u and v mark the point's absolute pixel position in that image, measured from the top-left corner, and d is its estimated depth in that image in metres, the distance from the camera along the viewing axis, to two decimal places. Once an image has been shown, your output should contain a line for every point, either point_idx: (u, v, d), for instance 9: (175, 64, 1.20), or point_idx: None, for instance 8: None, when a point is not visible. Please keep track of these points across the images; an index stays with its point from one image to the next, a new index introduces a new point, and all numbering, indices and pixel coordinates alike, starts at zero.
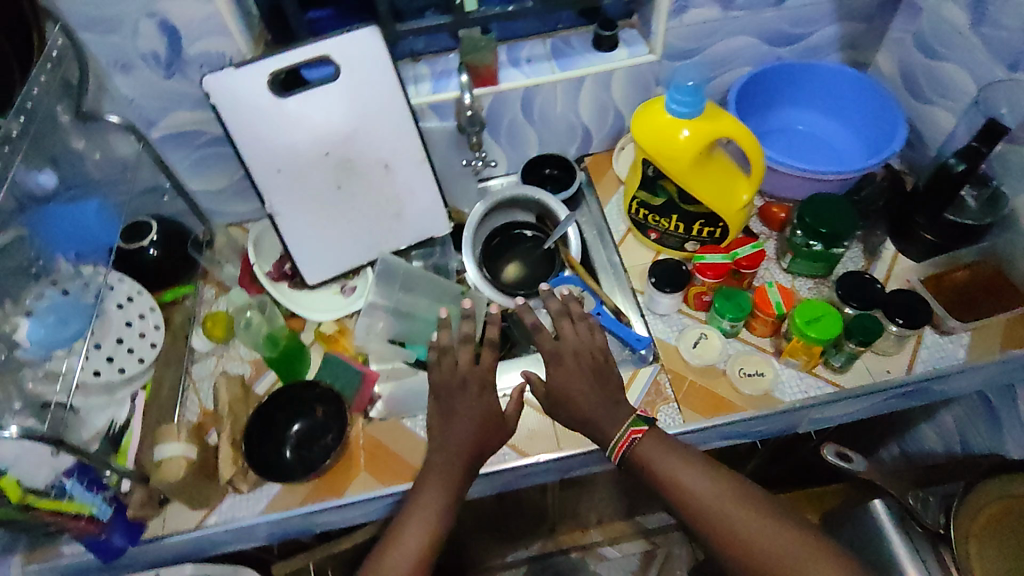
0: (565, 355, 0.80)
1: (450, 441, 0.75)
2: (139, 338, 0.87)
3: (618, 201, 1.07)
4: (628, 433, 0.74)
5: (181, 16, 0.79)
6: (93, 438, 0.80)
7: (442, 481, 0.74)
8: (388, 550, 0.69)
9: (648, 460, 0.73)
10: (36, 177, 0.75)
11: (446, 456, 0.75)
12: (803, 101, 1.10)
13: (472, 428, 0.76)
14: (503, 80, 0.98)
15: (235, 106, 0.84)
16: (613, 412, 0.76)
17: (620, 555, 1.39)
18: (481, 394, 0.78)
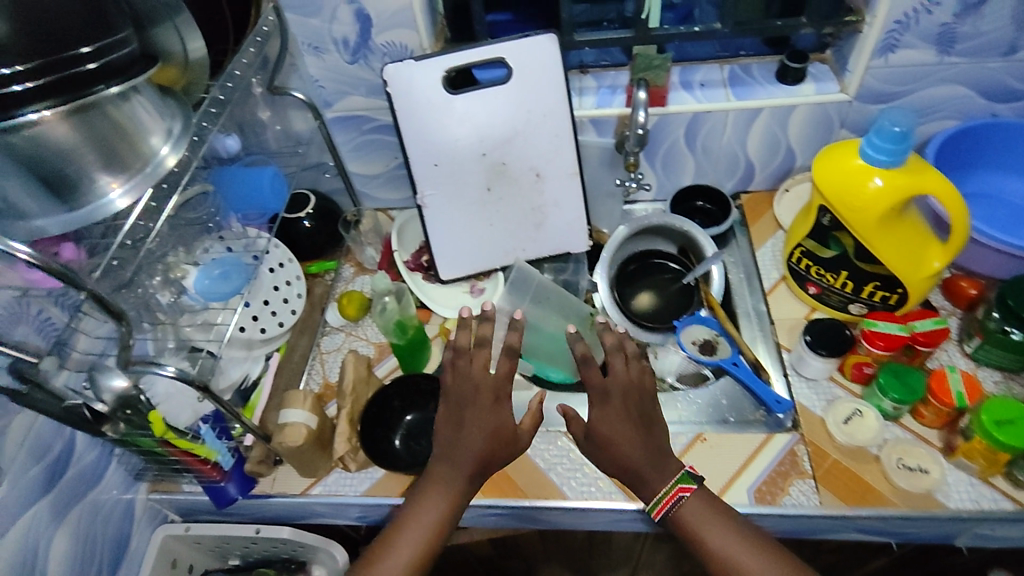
0: (613, 395, 0.71)
1: (455, 452, 0.69)
2: (283, 302, 0.91)
3: (774, 246, 0.98)
4: (673, 492, 0.69)
5: (376, 6, 0.83)
6: (227, 389, 0.83)
7: (438, 495, 0.69)
8: (377, 559, 0.67)
9: (692, 523, 0.68)
10: (224, 140, 0.81)
11: (448, 469, 0.69)
12: (1016, 167, 0.95)
13: (479, 445, 0.69)
14: (672, 102, 0.93)
15: (408, 97, 0.86)
16: (648, 463, 0.69)
17: None
18: (495, 407, 0.71)
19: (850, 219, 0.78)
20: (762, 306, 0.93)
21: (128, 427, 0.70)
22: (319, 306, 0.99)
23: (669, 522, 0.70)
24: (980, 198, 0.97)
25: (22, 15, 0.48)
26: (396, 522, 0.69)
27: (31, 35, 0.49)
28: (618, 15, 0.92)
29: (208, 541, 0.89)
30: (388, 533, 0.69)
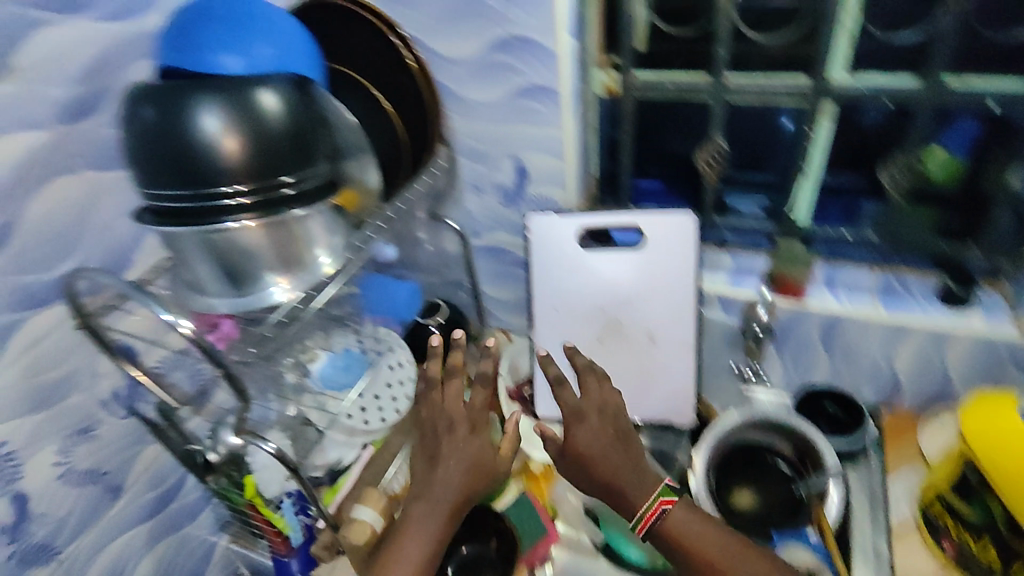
0: (587, 414, 0.77)
1: (433, 487, 0.72)
2: (390, 400, 0.94)
3: (909, 481, 0.86)
4: (657, 505, 0.70)
5: (535, 165, 0.93)
6: (317, 468, 0.89)
7: (422, 535, 0.70)
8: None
9: (678, 534, 0.69)
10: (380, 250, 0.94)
11: (428, 504, 0.71)
12: None
13: (458, 477, 0.72)
14: (811, 297, 0.89)
15: (545, 245, 0.93)
16: (630, 478, 0.73)
17: None
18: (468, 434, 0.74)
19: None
20: (884, 549, 0.80)
21: (226, 482, 0.78)
22: None
23: (654, 539, 0.70)
24: None
25: (251, 153, 0.62)
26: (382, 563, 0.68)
27: (256, 167, 0.63)
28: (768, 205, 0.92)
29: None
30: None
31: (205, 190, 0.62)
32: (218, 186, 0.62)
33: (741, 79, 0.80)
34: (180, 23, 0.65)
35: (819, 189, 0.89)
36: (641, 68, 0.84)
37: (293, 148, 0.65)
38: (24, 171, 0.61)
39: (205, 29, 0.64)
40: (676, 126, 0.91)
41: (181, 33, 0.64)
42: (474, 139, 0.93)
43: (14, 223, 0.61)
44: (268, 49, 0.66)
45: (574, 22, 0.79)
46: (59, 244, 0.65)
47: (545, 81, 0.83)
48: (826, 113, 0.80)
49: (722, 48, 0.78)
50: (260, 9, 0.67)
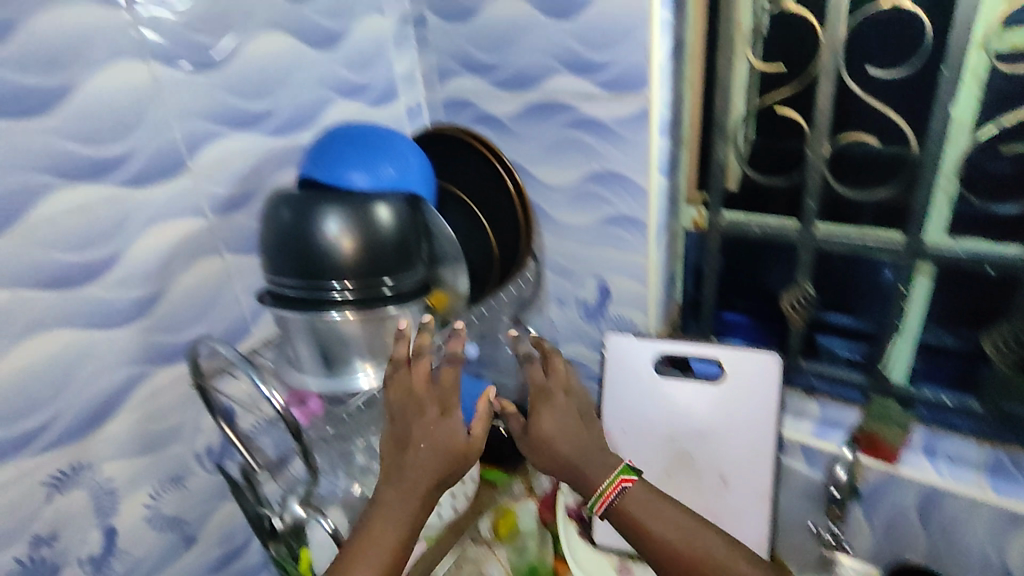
0: (554, 393, 0.71)
1: (403, 480, 0.64)
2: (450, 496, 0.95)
3: None
4: (613, 485, 0.66)
5: (618, 286, 0.96)
6: None
7: (389, 533, 0.62)
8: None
9: (635, 514, 0.66)
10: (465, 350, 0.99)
11: (399, 493, 0.63)
12: None
13: (430, 468, 0.64)
14: (905, 462, 0.81)
15: (620, 366, 0.94)
16: (596, 457, 0.68)
17: None
18: (439, 418, 0.65)
19: None
20: None
21: (287, 554, 0.78)
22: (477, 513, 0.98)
23: (612, 519, 0.67)
24: None
25: (362, 256, 0.71)
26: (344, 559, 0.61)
27: (363, 270, 0.71)
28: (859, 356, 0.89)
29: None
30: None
31: (318, 284, 0.71)
32: (329, 281, 0.71)
33: (830, 228, 0.80)
34: (325, 143, 0.77)
35: (917, 351, 0.85)
36: (731, 208, 0.86)
37: (397, 255, 0.73)
38: (183, 249, 0.73)
39: (342, 149, 0.76)
40: (765, 264, 0.89)
41: (324, 151, 0.76)
42: (563, 256, 1.00)
43: (165, 290, 0.73)
44: (392, 169, 0.77)
45: (666, 163, 0.86)
46: (195, 311, 0.76)
47: (634, 213, 0.89)
48: (925, 270, 0.78)
49: (812, 201, 0.78)
50: (389, 136, 0.79)
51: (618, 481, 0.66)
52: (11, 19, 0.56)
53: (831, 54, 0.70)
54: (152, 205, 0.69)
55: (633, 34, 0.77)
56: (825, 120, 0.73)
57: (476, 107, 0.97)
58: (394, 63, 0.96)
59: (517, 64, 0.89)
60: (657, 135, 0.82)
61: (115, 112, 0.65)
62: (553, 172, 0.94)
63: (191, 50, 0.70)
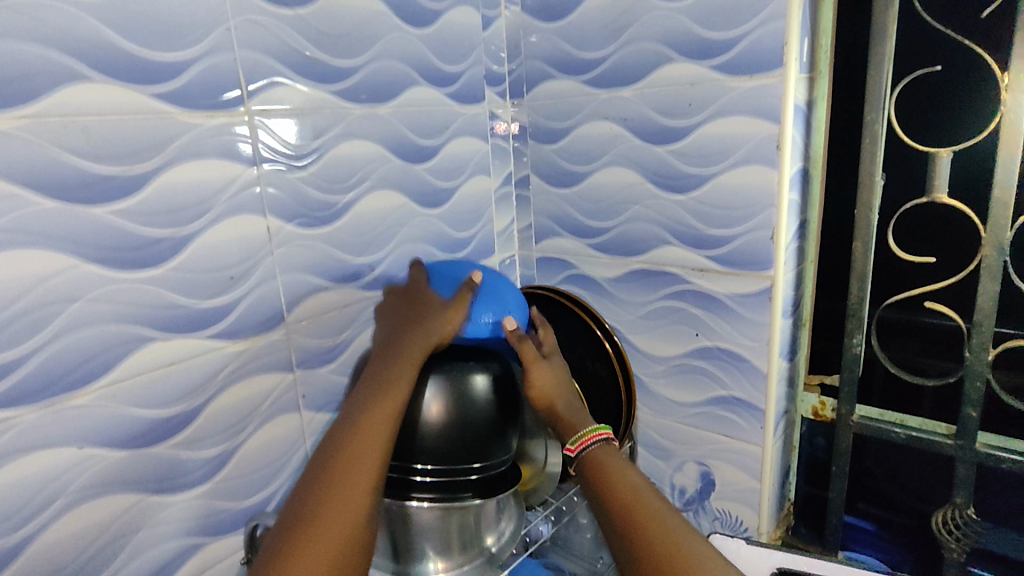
0: (549, 352, 0.75)
1: (396, 349, 0.65)
2: None
3: None
4: (592, 432, 0.64)
5: (725, 474, 0.84)
6: None
7: (390, 393, 0.60)
8: (333, 467, 0.54)
9: (606, 461, 0.61)
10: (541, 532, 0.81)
11: (383, 354, 0.66)
12: None
13: (423, 339, 0.66)
14: None
15: None
16: (574, 412, 0.69)
17: None
18: (419, 301, 0.71)
19: None
20: None
21: None
22: None
23: (582, 459, 0.62)
24: None
25: (453, 429, 0.63)
26: (346, 424, 0.59)
27: (454, 452, 0.63)
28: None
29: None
30: (347, 430, 0.57)
31: (403, 464, 0.64)
32: (415, 463, 0.63)
33: (991, 440, 0.69)
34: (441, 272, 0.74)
35: None
36: (863, 402, 0.78)
37: (491, 430, 0.65)
38: (263, 406, 0.68)
39: (453, 288, 0.71)
40: (904, 469, 0.77)
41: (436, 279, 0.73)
42: (659, 433, 0.90)
43: (238, 447, 0.67)
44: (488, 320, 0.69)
45: (786, 346, 0.78)
46: (262, 473, 0.69)
47: (751, 399, 0.79)
48: None
49: (973, 409, 0.68)
50: (500, 285, 0.73)
51: (597, 432, 0.64)
52: (149, 173, 0.56)
53: (994, 250, 0.64)
54: (242, 358, 0.66)
55: (757, 212, 0.73)
56: (988, 324, 0.65)
57: (573, 268, 0.94)
58: (495, 221, 0.95)
59: (624, 232, 0.85)
60: (781, 317, 0.75)
61: (225, 264, 0.63)
62: (656, 344, 0.86)
63: (307, 205, 0.69)
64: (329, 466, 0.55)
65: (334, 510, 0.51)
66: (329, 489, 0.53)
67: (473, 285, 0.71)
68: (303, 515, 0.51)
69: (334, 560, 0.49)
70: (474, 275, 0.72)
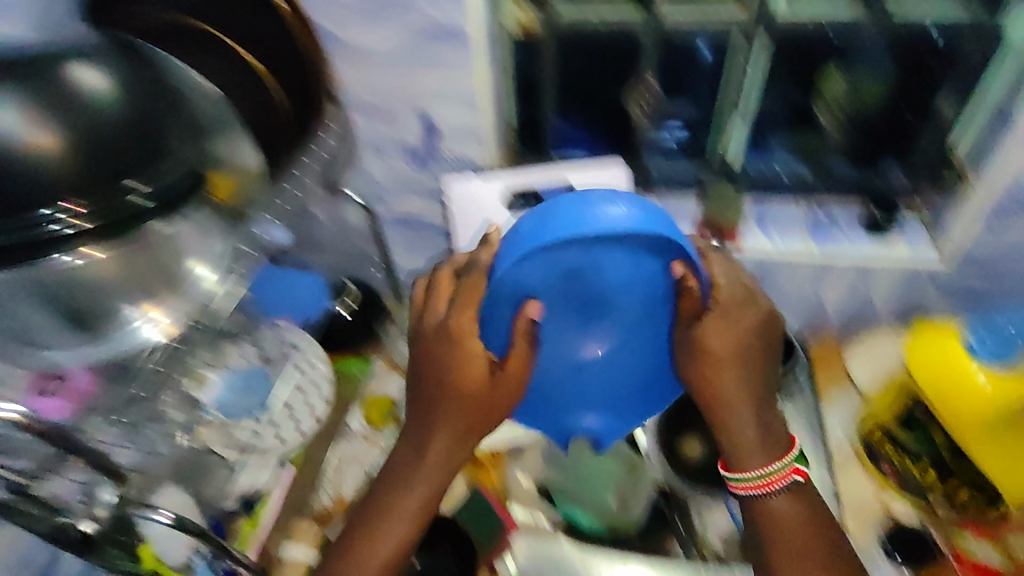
0: (730, 313, 0.63)
1: (427, 428, 0.64)
2: (305, 407, 0.86)
3: (851, 409, 0.87)
4: (773, 479, 0.62)
5: (445, 119, 0.79)
6: (230, 499, 0.80)
7: (406, 509, 0.64)
8: (377, 522, 0.64)
9: (783, 509, 0.62)
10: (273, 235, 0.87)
11: (415, 430, 0.65)
12: None
13: (454, 417, 0.63)
14: (746, 242, 0.87)
15: (467, 214, 0.82)
16: (757, 441, 0.63)
17: None
18: (465, 352, 0.60)
19: (943, 410, 0.69)
20: (833, 485, 0.80)
21: (121, 564, 0.63)
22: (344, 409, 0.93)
23: (776, 498, 0.63)
24: None
25: (83, 153, 0.45)
26: (373, 508, 0.65)
27: (87, 177, 0.46)
28: (688, 141, 0.86)
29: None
30: (365, 536, 0.64)
31: (26, 218, 0.45)
32: (34, 210, 0.45)
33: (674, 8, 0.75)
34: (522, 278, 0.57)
35: (747, 128, 0.84)
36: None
37: (130, 139, 0.48)
38: None
39: (511, 308, 0.60)
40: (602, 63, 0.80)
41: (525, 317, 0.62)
42: (368, 94, 0.79)
43: None
44: (592, 418, 0.69)
45: None
46: None
47: (452, 22, 0.69)
48: (763, 44, 0.76)
49: None
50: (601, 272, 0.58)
51: (789, 473, 0.63)
52: None
53: None
54: None
55: None
56: None
57: None
58: None
59: None
60: None
61: None
62: None
63: None
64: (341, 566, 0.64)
65: None
66: None
67: (526, 318, 0.59)
68: None
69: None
70: (531, 304, 0.59)
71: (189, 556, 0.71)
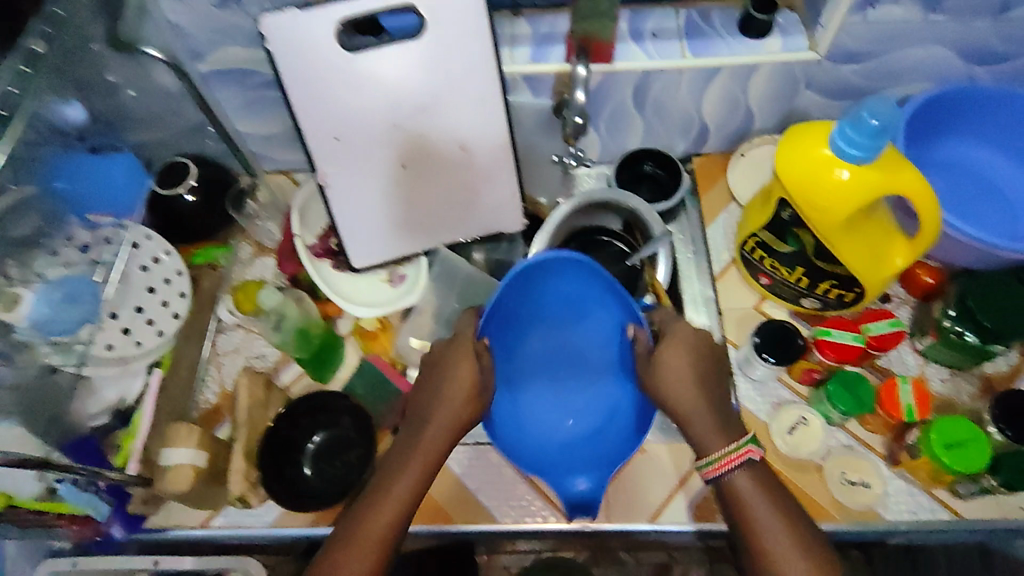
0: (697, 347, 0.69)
1: (420, 432, 0.69)
2: (161, 307, 0.79)
3: (726, 221, 0.91)
4: (739, 452, 0.64)
5: None
6: (100, 412, 0.75)
7: (397, 497, 0.65)
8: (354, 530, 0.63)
9: (744, 490, 0.63)
10: (63, 109, 0.74)
11: (410, 433, 0.69)
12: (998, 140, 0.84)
13: (444, 433, 0.68)
14: (618, 58, 0.78)
15: (299, 60, 0.67)
16: (713, 426, 0.66)
17: (637, 564, 1.29)
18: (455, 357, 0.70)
19: (812, 215, 0.69)
20: (710, 293, 0.86)
21: None
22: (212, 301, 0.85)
23: (737, 480, 0.64)
24: (958, 168, 0.85)
25: None
26: (362, 499, 0.66)
27: None
28: None
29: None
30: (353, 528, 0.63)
31: None
32: None
33: None
34: (515, 338, 0.75)
35: None
36: None
37: None
38: None
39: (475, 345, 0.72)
40: None
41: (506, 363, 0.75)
42: None
43: None
44: (578, 481, 0.72)
45: None
46: None
47: None
48: None
49: None
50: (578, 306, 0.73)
51: (745, 452, 0.63)
52: None
53: None
54: None
55: None
56: None
57: None
58: None
59: None
60: None
61: None
62: None
63: None
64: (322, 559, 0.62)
65: None
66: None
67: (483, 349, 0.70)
68: None
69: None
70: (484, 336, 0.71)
71: (46, 486, 0.65)
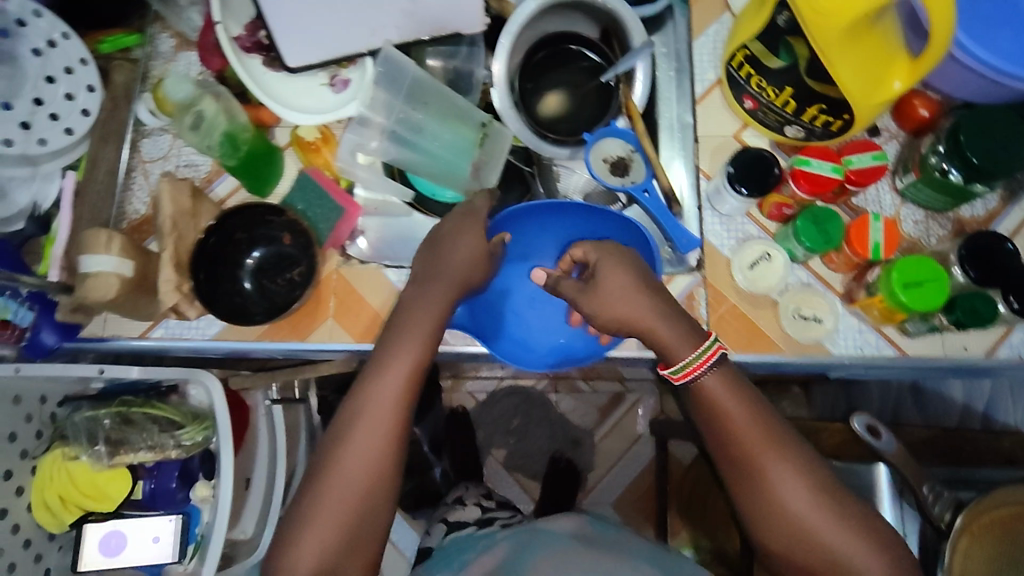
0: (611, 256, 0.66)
1: (420, 306, 0.65)
2: (67, 102, 0.70)
3: (717, 33, 0.80)
4: (706, 355, 0.63)
5: None
6: (18, 217, 0.70)
7: (403, 378, 0.63)
8: (352, 431, 0.61)
9: (758, 456, 0.61)
10: None
11: (408, 313, 0.65)
12: None
13: (436, 323, 0.65)
14: None
15: None
16: (724, 383, 0.63)
17: (591, 392, 1.37)
18: (459, 237, 0.66)
19: (810, 22, 0.61)
20: (688, 118, 0.79)
21: None
22: (127, 100, 0.75)
23: (750, 438, 0.62)
24: None
25: None
26: (366, 382, 0.63)
27: None
28: None
29: (54, 395, 0.81)
30: (359, 411, 0.62)
31: None
32: None
33: None
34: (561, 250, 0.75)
35: None
36: None
37: None
38: None
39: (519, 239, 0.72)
40: None
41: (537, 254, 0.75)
42: None
43: None
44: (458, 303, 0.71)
45: None
46: None
47: None
48: None
49: None
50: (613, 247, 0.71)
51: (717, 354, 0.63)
52: None
53: None
54: None
55: None
56: None
57: None
58: None
59: None
60: None
61: None
62: None
63: None
64: (331, 451, 0.61)
65: (342, 486, 0.59)
66: (330, 469, 0.60)
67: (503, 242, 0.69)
68: (306, 495, 0.60)
69: (333, 544, 0.58)
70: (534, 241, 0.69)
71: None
